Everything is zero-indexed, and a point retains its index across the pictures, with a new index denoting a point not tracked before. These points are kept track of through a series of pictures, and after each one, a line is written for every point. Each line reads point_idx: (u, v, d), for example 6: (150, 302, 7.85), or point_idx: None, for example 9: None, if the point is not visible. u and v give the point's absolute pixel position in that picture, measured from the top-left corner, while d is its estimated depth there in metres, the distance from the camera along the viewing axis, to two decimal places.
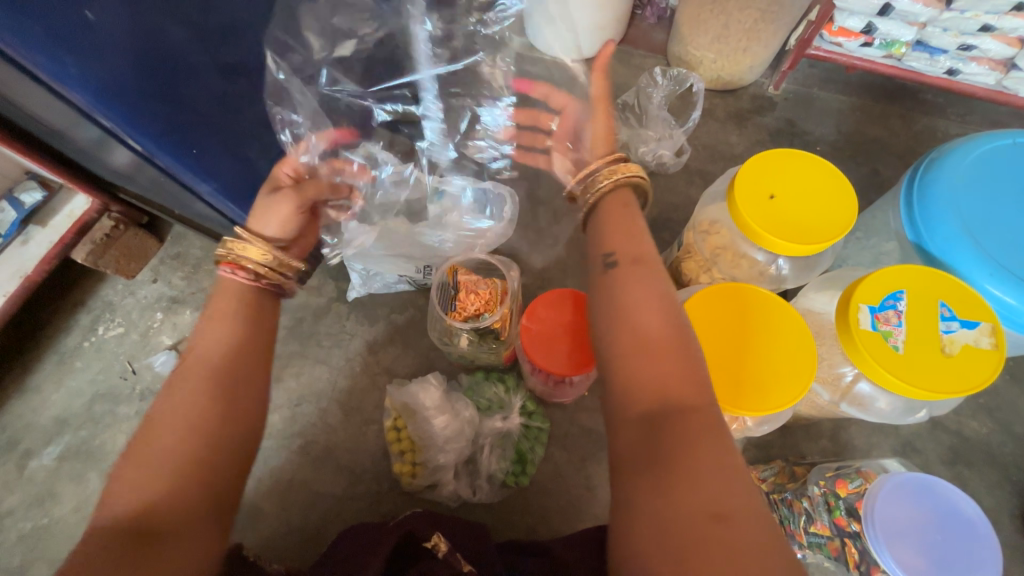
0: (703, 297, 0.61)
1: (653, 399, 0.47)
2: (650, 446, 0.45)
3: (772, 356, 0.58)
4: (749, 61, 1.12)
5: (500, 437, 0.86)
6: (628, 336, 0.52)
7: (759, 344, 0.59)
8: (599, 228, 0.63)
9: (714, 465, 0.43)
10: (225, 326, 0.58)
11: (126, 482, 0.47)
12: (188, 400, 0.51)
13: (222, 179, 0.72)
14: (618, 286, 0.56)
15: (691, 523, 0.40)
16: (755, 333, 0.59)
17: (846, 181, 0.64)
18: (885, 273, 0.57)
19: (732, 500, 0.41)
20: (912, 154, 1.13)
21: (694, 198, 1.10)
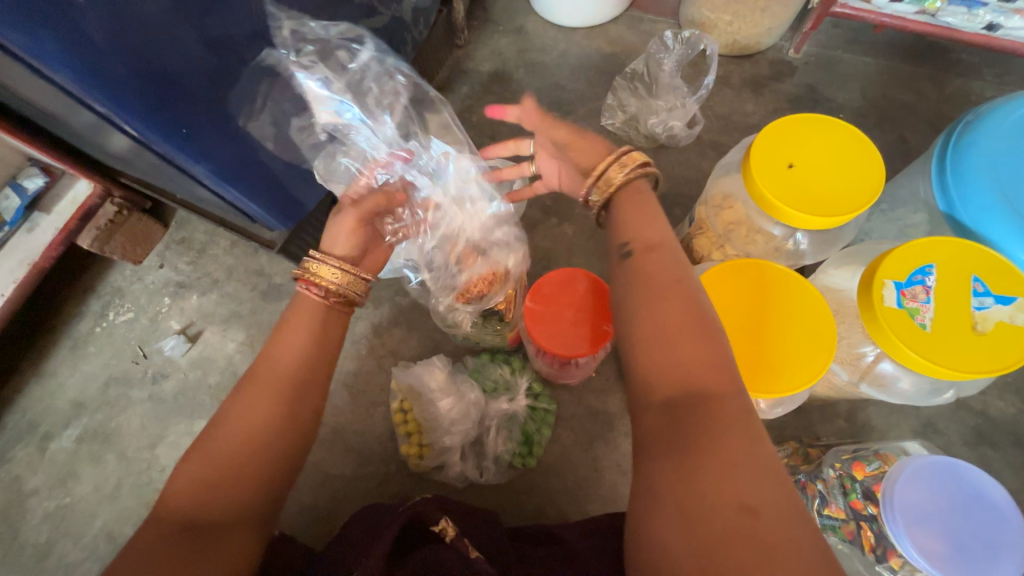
0: (720, 275, 0.57)
1: (679, 386, 0.45)
2: (674, 435, 0.43)
3: (793, 337, 0.55)
4: (768, 22, 1.04)
5: (507, 418, 0.85)
6: (648, 326, 0.50)
7: (778, 324, 0.56)
8: (619, 217, 0.61)
9: (745, 457, 0.40)
10: (296, 337, 0.58)
11: (185, 479, 0.48)
12: (250, 418, 0.51)
13: (219, 161, 0.71)
14: (641, 274, 0.54)
15: (717, 515, 0.38)
16: (775, 314, 0.56)
17: (875, 149, 0.59)
18: (914, 246, 0.52)
19: (759, 492, 0.38)
20: (942, 119, 1.06)
21: (707, 172, 1.06)
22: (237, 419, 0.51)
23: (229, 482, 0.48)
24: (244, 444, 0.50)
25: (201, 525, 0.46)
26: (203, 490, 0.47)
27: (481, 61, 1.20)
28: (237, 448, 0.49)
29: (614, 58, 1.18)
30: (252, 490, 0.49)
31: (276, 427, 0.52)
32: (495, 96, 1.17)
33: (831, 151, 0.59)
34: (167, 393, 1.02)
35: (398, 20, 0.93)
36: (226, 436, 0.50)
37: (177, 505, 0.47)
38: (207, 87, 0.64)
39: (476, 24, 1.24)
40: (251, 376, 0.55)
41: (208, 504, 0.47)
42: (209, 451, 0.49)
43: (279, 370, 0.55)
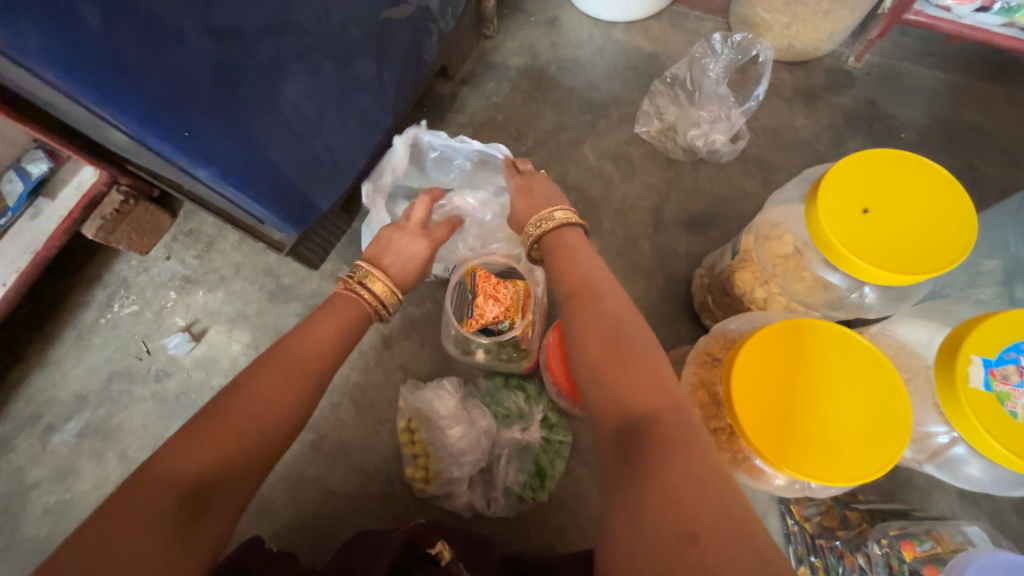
0: (765, 341, 0.48)
1: (617, 412, 0.44)
2: (620, 463, 0.42)
3: (850, 408, 0.46)
4: (829, 27, 0.95)
5: (519, 448, 0.80)
6: (589, 358, 0.49)
7: (816, 386, 0.47)
8: (552, 258, 0.64)
9: (685, 472, 0.38)
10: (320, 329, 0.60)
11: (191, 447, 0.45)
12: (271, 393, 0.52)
13: (219, 162, 0.64)
14: (571, 313, 0.55)
15: (662, 541, 0.35)
16: (818, 378, 0.47)
17: (969, 198, 0.51)
18: (1008, 317, 0.45)
19: (703, 515, 0.35)
20: (1016, 146, 0.96)
21: (749, 191, 0.98)
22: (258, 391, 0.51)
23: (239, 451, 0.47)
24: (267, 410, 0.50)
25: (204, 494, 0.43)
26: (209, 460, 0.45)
27: (510, 55, 1.14)
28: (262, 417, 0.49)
29: (654, 58, 1.09)
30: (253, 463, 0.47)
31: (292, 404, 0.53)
32: (523, 95, 1.10)
33: (912, 194, 0.52)
34: (169, 392, 0.99)
35: (425, 9, 0.85)
36: (248, 413, 0.49)
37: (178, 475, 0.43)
38: (211, 83, 0.58)
39: (506, 14, 1.17)
40: (275, 359, 0.55)
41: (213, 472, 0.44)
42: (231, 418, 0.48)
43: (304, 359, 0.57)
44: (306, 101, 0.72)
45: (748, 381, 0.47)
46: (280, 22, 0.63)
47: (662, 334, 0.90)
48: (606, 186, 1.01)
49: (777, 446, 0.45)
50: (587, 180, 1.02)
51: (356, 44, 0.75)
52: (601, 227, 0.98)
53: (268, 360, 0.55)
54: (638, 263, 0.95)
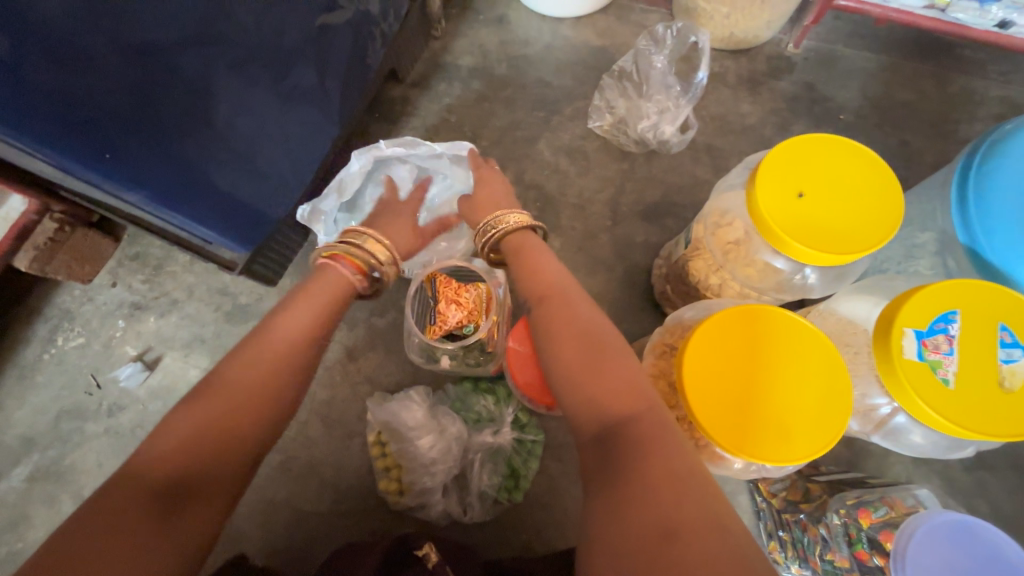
0: (710, 332, 0.49)
1: (595, 418, 0.43)
2: (601, 472, 0.41)
3: (808, 391, 0.48)
4: (767, 15, 0.97)
5: (492, 452, 0.80)
6: (562, 365, 0.48)
7: (770, 370, 0.48)
8: (517, 263, 0.62)
9: (661, 474, 0.38)
10: (303, 315, 0.57)
11: (174, 442, 0.43)
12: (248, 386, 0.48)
13: (155, 188, 0.62)
14: (543, 314, 0.54)
15: (644, 544, 0.35)
16: (771, 363, 0.49)
17: (895, 179, 0.54)
18: (937, 289, 0.47)
19: (682, 514, 0.35)
20: (946, 120, 1.00)
21: (701, 178, 1.00)
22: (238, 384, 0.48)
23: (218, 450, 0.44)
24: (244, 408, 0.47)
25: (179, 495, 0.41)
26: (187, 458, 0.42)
27: (460, 55, 1.12)
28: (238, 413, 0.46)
29: (603, 52, 1.10)
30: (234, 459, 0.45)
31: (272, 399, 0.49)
32: (475, 95, 1.09)
33: (843, 177, 0.53)
34: (124, 426, 0.95)
35: (366, 12, 0.83)
36: (225, 406, 0.46)
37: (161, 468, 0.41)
38: (139, 103, 0.58)
39: (453, 13, 1.16)
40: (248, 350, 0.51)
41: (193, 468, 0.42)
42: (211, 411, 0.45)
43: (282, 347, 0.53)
44: (242, 115, 0.69)
45: (695, 372, 0.48)
46: (207, 36, 0.62)
47: (627, 325, 0.91)
48: (562, 181, 1.01)
49: (736, 435, 0.46)
50: (544, 177, 1.02)
51: (291, 52, 0.72)
52: (560, 222, 0.98)
53: (249, 352, 0.51)
54: (599, 256, 0.96)
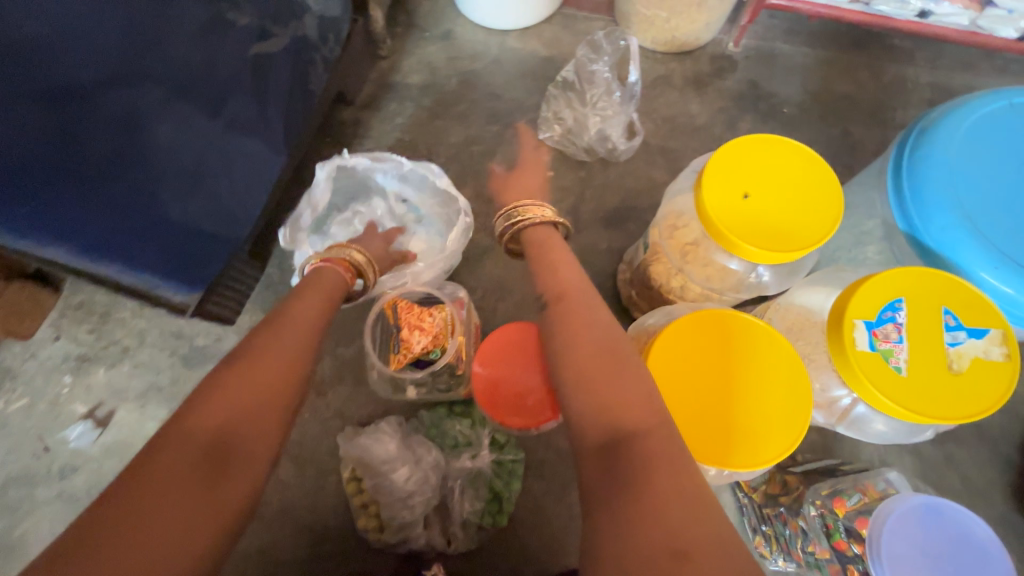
0: (676, 338, 0.49)
1: (605, 424, 0.42)
2: (607, 475, 0.39)
3: (791, 390, 0.48)
4: (705, 18, 0.99)
5: (472, 477, 0.78)
6: (574, 366, 0.48)
7: (758, 370, 0.49)
8: (543, 266, 0.64)
9: (670, 485, 0.37)
10: (315, 304, 0.62)
11: (220, 401, 0.45)
12: (280, 357, 0.52)
13: (93, 231, 0.60)
14: (560, 316, 0.54)
15: (654, 560, 0.33)
16: (748, 362, 0.49)
17: (835, 175, 0.55)
18: (883, 278, 0.48)
19: (690, 532, 0.34)
20: (881, 108, 1.05)
21: (658, 180, 1.01)
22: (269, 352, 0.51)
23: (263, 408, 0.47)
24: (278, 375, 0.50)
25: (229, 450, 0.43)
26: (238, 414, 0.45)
27: (410, 73, 1.11)
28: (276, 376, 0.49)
29: (551, 61, 1.11)
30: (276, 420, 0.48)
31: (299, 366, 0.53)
32: (428, 112, 1.08)
33: (787, 176, 0.54)
34: (78, 489, 0.88)
35: (303, 39, 0.81)
36: (262, 372, 0.49)
37: (210, 425, 0.43)
38: (64, 146, 0.60)
39: (399, 31, 1.14)
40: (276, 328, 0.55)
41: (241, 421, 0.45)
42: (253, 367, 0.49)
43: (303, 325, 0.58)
44: (186, 151, 0.67)
45: (665, 380, 0.48)
46: (122, 78, 0.64)
47: None
48: (522, 193, 1.01)
49: (707, 443, 0.46)
50: (503, 190, 1.01)
51: (224, 85, 0.70)
52: None
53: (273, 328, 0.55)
54: None
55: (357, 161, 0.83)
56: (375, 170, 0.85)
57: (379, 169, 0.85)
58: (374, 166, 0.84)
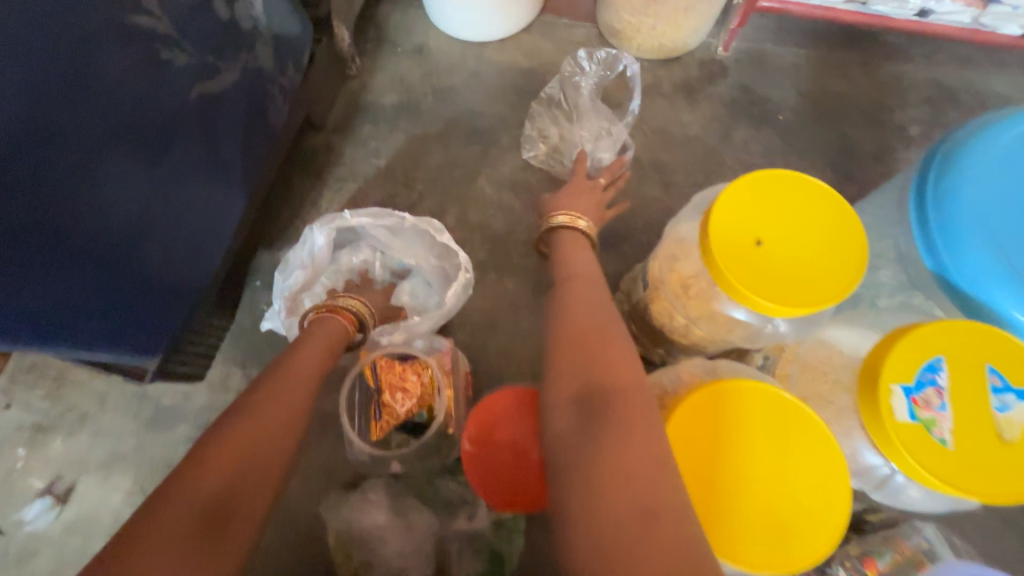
0: (680, 424, 0.43)
1: (583, 382, 0.45)
2: (586, 437, 0.41)
3: (785, 466, 0.43)
4: (693, 23, 0.93)
5: (470, 539, 0.72)
6: (567, 331, 0.50)
7: (750, 444, 0.44)
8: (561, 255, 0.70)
9: (647, 455, 0.39)
10: (313, 354, 0.62)
11: (218, 455, 0.44)
12: (278, 408, 0.52)
13: (48, 274, 0.53)
14: (565, 291, 0.58)
15: (626, 518, 0.35)
16: (737, 437, 0.44)
17: (856, 215, 0.49)
18: (918, 335, 0.43)
19: (662, 497, 0.36)
20: (880, 109, 1.00)
21: (652, 198, 0.95)
22: (268, 404, 0.52)
23: (262, 460, 0.47)
24: (278, 427, 0.51)
25: (230, 503, 0.42)
26: (241, 464, 0.45)
27: (381, 93, 1.04)
28: (275, 428, 0.50)
29: (532, 73, 1.04)
30: (270, 471, 0.47)
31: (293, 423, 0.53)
32: (403, 134, 1.01)
33: (803, 216, 0.49)
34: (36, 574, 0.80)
35: (256, 70, 0.74)
36: (262, 424, 0.49)
37: (214, 477, 0.42)
38: (30, 187, 0.51)
39: (368, 48, 1.07)
40: (275, 378, 0.56)
41: (243, 472, 0.44)
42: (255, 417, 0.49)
43: (300, 375, 0.58)
44: (134, 204, 0.61)
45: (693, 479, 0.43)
46: (84, 95, 0.54)
47: None
48: (509, 219, 0.94)
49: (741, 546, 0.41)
50: (488, 217, 0.94)
51: (165, 130, 0.63)
52: (512, 264, 0.91)
53: (276, 377, 0.56)
54: None
55: (347, 216, 0.76)
56: (369, 225, 0.78)
57: (372, 224, 0.77)
58: (367, 220, 0.76)
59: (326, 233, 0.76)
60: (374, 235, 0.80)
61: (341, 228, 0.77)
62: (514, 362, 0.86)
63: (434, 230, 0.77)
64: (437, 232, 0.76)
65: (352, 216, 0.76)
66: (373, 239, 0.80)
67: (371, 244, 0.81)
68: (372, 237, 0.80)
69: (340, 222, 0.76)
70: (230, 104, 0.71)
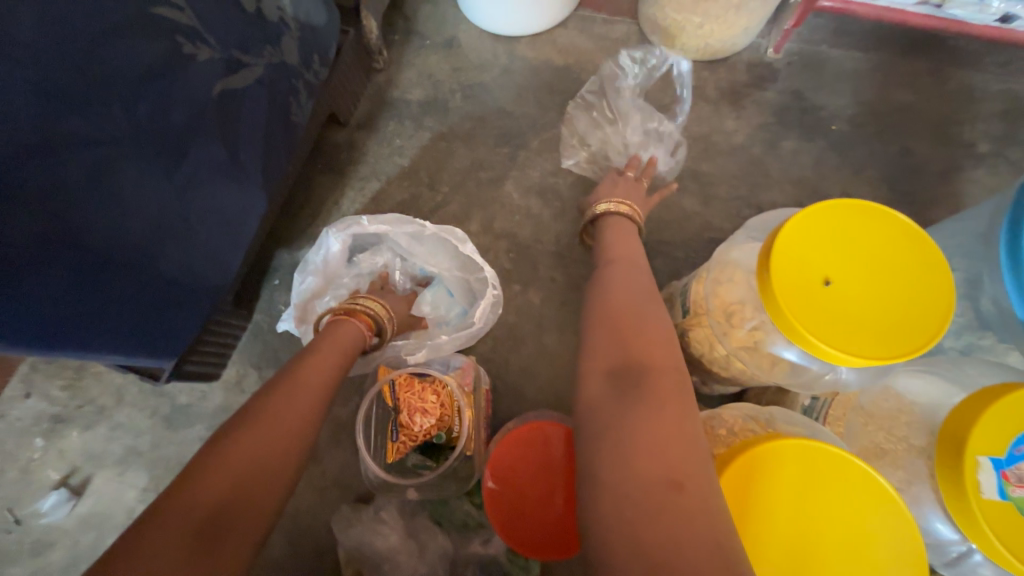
0: (736, 490, 0.40)
1: (618, 356, 0.45)
2: (613, 408, 0.41)
3: (821, 516, 0.40)
4: (745, 22, 0.86)
5: (485, 566, 0.68)
6: (607, 315, 0.51)
7: (792, 501, 0.40)
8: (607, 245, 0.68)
9: (678, 442, 0.37)
10: (333, 356, 0.59)
11: (219, 465, 0.42)
12: (291, 414, 0.49)
13: (68, 275, 0.51)
14: (608, 277, 0.59)
15: (648, 487, 0.34)
16: (777, 493, 0.40)
17: (942, 257, 0.44)
18: (1008, 407, 0.42)
19: (689, 466, 0.36)
20: (946, 121, 0.92)
21: (690, 210, 0.89)
22: (278, 409, 0.49)
23: (265, 472, 0.44)
24: (286, 435, 0.47)
25: (226, 517, 0.39)
26: (242, 474, 0.42)
27: (409, 88, 0.99)
28: (282, 436, 0.47)
29: (567, 72, 0.98)
30: (274, 484, 0.44)
31: (303, 432, 0.50)
32: (429, 132, 0.97)
33: (880, 252, 0.43)
34: (51, 567, 0.81)
35: (281, 64, 0.71)
36: (269, 431, 0.46)
37: (211, 488, 0.40)
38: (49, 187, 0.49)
39: (396, 40, 1.02)
40: (289, 381, 0.53)
41: (243, 485, 0.41)
42: (262, 423, 0.47)
43: (315, 377, 0.55)
44: (148, 206, 0.58)
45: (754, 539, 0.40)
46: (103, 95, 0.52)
47: None
48: (536, 226, 0.90)
49: None
50: (515, 223, 0.90)
51: (185, 130, 0.60)
52: (538, 274, 0.87)
53: (289, 378, 0.54)
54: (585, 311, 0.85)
55: (364, 221, 0.71)
56: (388, 229, 0.74)
57: (393, 230, 0.73)
58: (386, 226, 0.72)
59: (344, 236, 0.72)
60: (395, 240, 0.76)
61: (360, 233, 0.73)
62: (536, 378, 0.82)
63: (457, 240, 0.72)
64: (461, 243, 0.72)
65: (370, 220, 0.72)
66: (394, 243, 0.76)
67: (392, 248, 0.77)
68: (393, 242, 0.76)
69: (357, 227, 0.72)
70: (253, 99, 0.68)
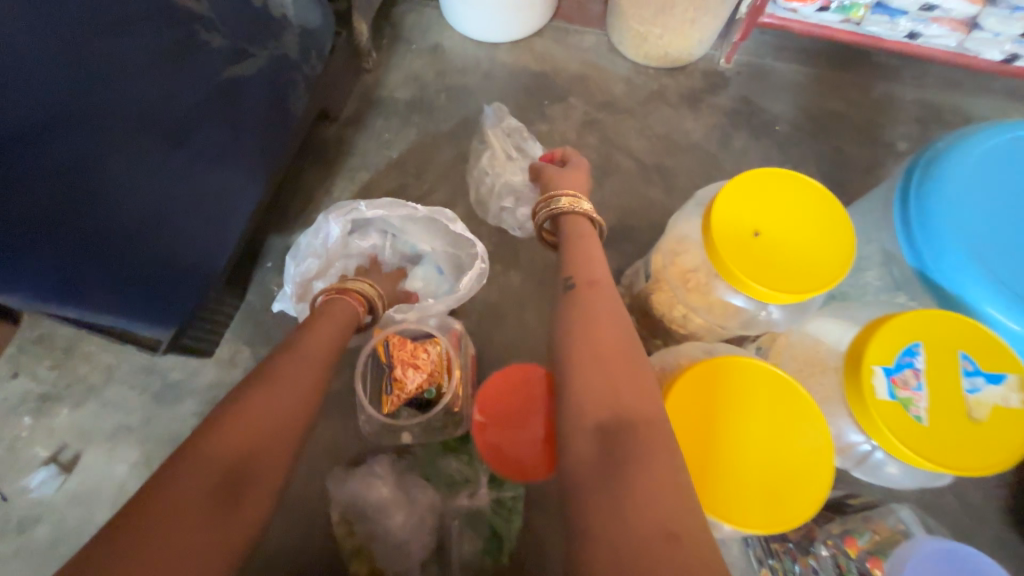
0: (680, 398, 0.48)
1: (606, 406, 0.44)
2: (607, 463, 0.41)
3: (760, 435, 0.48)
4: (698, 34, 0.98)
5: (470, 517, 0.74)
6: (585, 347, 0.49)
7: (734, 418, 0.48)
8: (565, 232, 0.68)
9: (670, 486, 0.39)
10: (327, 331, 0.64)
11: (233, 429, 0.47)
12: (296, 384, 0.54)
13: (79, 260, 0.57)
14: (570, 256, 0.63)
15: (648, 542, 0.36)
16: (719, 405, 0.49)
17: (848, 216, 0.53)
18: (899, 325, 0.50)
19: (686, 520, 0.37)
20: (872, 125, 1.05)
21: (655, 200, 0.99)
22: (284, 380, 0.54)
23: (275, 438, 0.49)
24: (292, 403, 0.52)
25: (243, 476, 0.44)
26: (254, 438, 0.47)
27: (396, 87, 1.07)
28: (290, 406, 0.52)
29: (543, 76, 1.08)
30: (284, 448, 0.49)
31: (308, 401, 0.55)
32: (416, 128, 1.04)
33: (800, 213, 0.53)
34: (37, 543, 0.81)
35: (283, 58, 0.77)
36: (276, 401, 0.51)
37: (228, 451, 0.45)
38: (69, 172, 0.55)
39: (384, 44, 1.10)
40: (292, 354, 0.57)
41: (256, 448, 0.47)
42: (269, 393, 0.52)
43: (316, 353, 0.60)
44: (154, 190, 0.63)
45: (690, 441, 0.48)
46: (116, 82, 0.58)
47: None
48: None
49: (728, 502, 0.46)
50: None
51: (194, 113, 0.66)
52: (518, 256, 0.95)
53: (292, 351, 0.58)
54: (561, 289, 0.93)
55: (357, 204, 0.77)
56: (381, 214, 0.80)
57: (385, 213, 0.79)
58: (379, 210, 0.78)
59: (339, 220, 0.77)
60: (387, 222, 0.82)
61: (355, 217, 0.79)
62: (516, 349, 0.89)
63: (447, 220, 0.79)
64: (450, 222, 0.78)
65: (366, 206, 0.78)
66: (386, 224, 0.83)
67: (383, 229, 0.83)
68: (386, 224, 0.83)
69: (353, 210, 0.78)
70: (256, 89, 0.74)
